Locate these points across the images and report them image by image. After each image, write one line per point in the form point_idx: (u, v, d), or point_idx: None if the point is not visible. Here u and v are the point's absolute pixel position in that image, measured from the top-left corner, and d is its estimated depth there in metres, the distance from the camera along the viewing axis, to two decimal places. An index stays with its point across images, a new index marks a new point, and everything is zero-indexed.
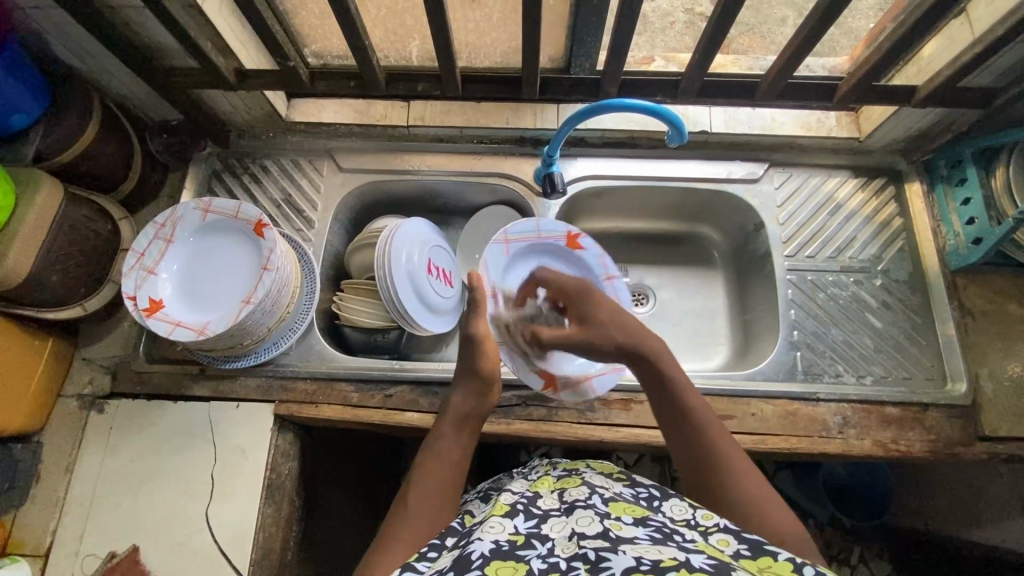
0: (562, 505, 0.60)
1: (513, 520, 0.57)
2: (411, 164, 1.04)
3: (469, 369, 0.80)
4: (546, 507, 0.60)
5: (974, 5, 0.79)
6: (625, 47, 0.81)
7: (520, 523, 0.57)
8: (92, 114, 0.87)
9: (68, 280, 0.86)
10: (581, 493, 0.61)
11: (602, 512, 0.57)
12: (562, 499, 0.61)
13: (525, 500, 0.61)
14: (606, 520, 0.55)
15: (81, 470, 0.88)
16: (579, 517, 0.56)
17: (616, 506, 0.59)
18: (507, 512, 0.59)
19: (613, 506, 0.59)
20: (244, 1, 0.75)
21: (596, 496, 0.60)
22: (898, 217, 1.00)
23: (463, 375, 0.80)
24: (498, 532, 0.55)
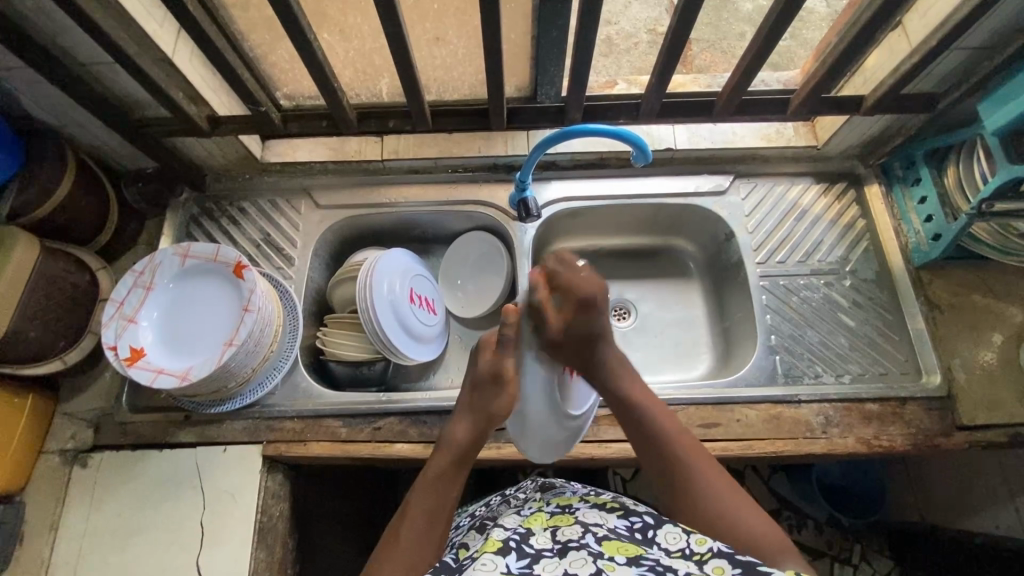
0: (555, 545, 0.61)
1: (505, 558, 0.58)
2: (387, 197, 1.06)
3: (484, 411, 0.76)
4: (539, 546, 0.61)
5: (909, 18, 0.83)
6: (585, 76, 0.85)
7: (512, 562, 0.58)
8: (67, 165, 0.88)
9: (47, 333, 0.85)
10: (573, 532, 0.63)
11: (594, 552, 0.59)
12: (554, 539, 0.62)
13: (517, 537, 0.63)
14: (599, 560, 0.57)
15: (66, 528, 0.87)
16: (572, 559, 0.58)
17: (609, 544, 0.61)
18: (499, 549, 0.60)
19: (607, 546, 0.60)
20: (212, 54, 0.77)
21: (589, 535, 0.62)
22: (860, 219, 1.04)
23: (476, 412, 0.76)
24: (490, 569, 0.56)
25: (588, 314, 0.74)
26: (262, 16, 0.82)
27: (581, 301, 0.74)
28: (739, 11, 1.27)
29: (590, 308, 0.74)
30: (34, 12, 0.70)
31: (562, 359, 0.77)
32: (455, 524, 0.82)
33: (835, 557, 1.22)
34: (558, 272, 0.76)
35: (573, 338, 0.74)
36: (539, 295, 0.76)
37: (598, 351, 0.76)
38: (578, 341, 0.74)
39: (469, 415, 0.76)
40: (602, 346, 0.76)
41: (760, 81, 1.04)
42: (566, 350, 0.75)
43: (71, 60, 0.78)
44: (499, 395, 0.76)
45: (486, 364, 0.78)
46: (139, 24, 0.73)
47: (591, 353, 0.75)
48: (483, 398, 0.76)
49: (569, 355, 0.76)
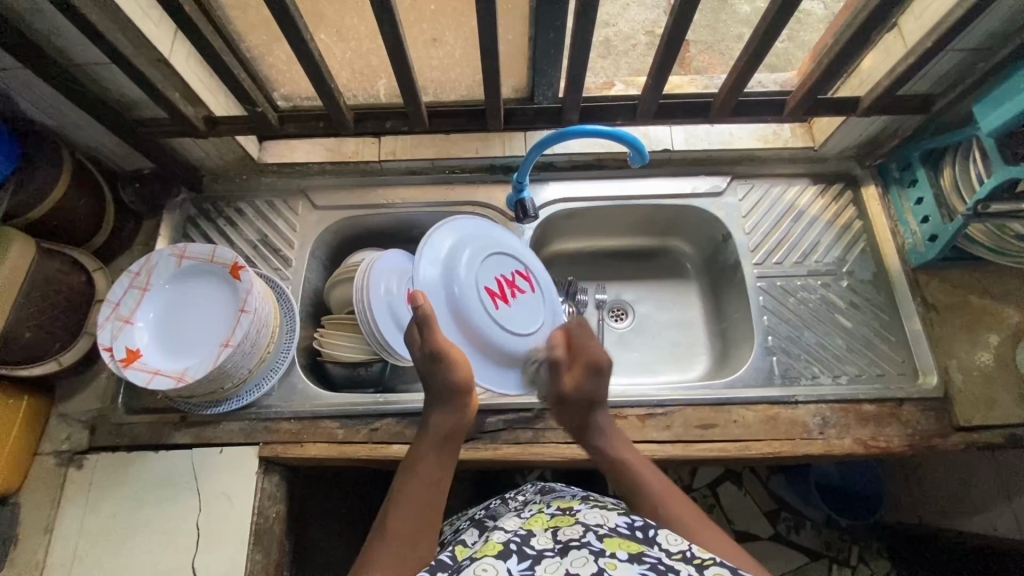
0: (556, 545, 0.61)
1: (506, 561, 0.58)
2: (385, 198, 1.06)
3: (449, 388, 0.75)
4: (540, 546, 0.61)
5: (904, 20, 0.84)
6: (581, 78, 0.85)
7: (513, 565, 0.58)
8: (64, 165, 0.88)
9: (42, 334, 0.85)
10: (574, 532, 0.63)
11: (596, 550, 0.58)
12: (555, 539, 0.62)
13: (518, 539, 0.62)
14: (601, 558, 0.57)
15: (61, 530, 0.86)
16: (573, 557, 0.57)
17: (610, 542, 0.60)
18: (500, 553, 0.60)
19: (608, 543, 0.60)
20: (209, 55, 0.77)
21: (590, 534, 0.62)
22: (857, 220, 1.05)
23: (443, 394, 0.76)
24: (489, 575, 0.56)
25: (596, 380, 0.79)
26: (259, 17, 0.82)
27: (588, 366, 0.79)
28: (736, 13, 1.27)
29: (599, 376, 0.79)
30: (31, 13, 0.70)
31: (564, 417, 0.82)
32: (454, 528, 0.81)
33: (834, 559, 1.23)
34: (577, 333, 0.83)
35: (578, 398, 0.80)
36: (555, 349, 0.83)
37: (595, 418, 0.80)
38: (583, 404, 0.80)
39: (440, 399, 0.76)
40: (598, 414, 0.80)
41: (757, 83, 1.04)
42: (566, 407, 0.81)
43: (68, 61, 0.78)
44: (450, 368, 0.74)
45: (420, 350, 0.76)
46: (136, 25, 0.73)
47: (587, 416, 0.80)
48: (438, 380, 0.75)
49: (569, 414, 0.81)
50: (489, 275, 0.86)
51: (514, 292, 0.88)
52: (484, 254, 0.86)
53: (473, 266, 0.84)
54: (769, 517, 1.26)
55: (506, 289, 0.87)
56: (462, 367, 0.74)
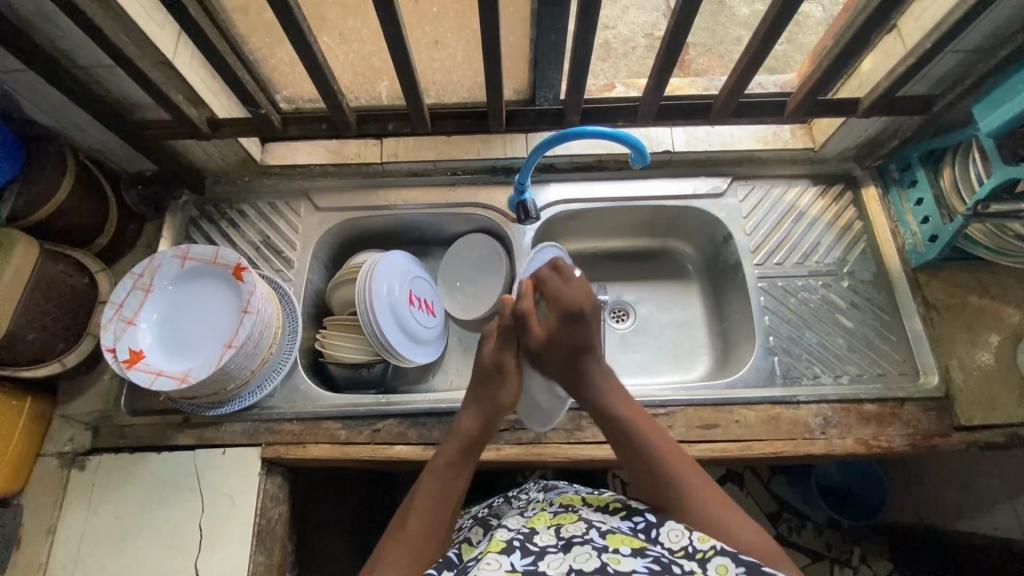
0: (559, 542, 0.61)
1: (509, 557, 0.58)
2: (387, 199, 1.07)
3: (489, 398, 0.78)
4: (543, 543, 0.61)
5: (904, 21, 0.84)
6: (582, 80, 0.85)
7: (517, 561, 0.58)
8: (67, 167, 0.88)
9: (46, 335, 0.85)
10: (577, 529, 0.63)
11: (599, 546, 0.59)
12: (558, 536, 0.62)
13: (521, 536, 0.62)
14: (604, 554, 0.58)
15: (64, 531, 0.86)
16: (577, 553, 0.58)
17: (613, 538, 0.61)
18: (503, 549, 0.60)
19: (611, 539, 0.61)
20: (213, 57, 0.78)
21: (593, 531, 0.63)
22: (857, 221, 1.05)
23: (480, 401, 0.78)
24: (495, 568, 0.56)
25: (574, 325, 0.79)
26: (261, 19, 0.82)
27: (565, 313, 0.78)
28: (736, 15, 1.28)
29: (575, 319, 0.79)
30: (37, 15, 0.71)
31: (548, 369, 0.81)
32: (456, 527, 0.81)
33: (836, 560, 1.21)
34: (548, 285, 0.81)
35: (558, 348, 0.79)
36: (525, 302, 0.79)
37: (586, 367, 0.78)
38: (563, 352, 0.79)
39: (477, 404, 0.78)
40: (589, 362, 0.79)
41: (757, 84, 1.05)
42: (548, 360, 0.80)
43: (72, 63, 0.79)
44: (507, 383, 0.78)
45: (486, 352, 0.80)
46: (139, 27, 0.73)
47: (573, 365, 0.79)
48: (489, 384, 0.78)
49: (557, 367, 0.80)
50: None
51: None
52: None
53: None
54: (771, 518, 1.25)
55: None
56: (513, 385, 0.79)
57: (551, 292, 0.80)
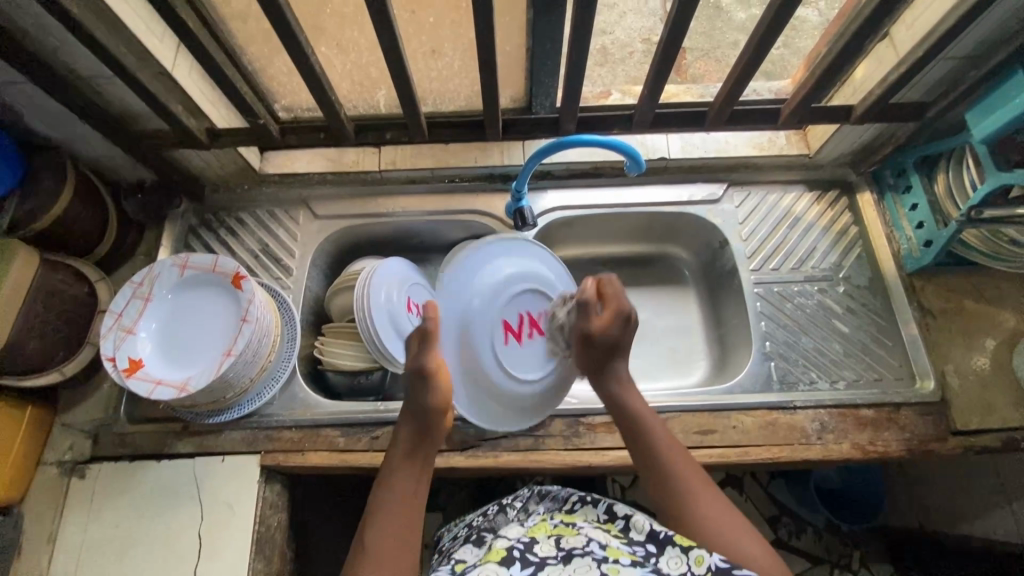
0: (559, 552, 0.62)
1: (509, 568, 0.59)
2: (385, 206, 1.07)
3: (418, 406, 0.72)
4: (543, 554, 0.62)
5: (896, 29, 0.85)
6: (578, 89, 0.86)
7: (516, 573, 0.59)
8: (67, 177, 0.89)
9: (46, 345, 0.86)
10: (577, 541, 0.63)
11: (599, 557, 0.60)
12: (558, 546, 0.62)
13: (521, 546, 0.63)
14: (603, 565, 0.58)
15: (65, 539, 0.87)
16: (577, 565, 0.59)
17: (613, 549, 0.62)
18: (503, 560, 0.61)
19: (611, 551, 0.61)
20: (212, 69, 0.79)
21: (593, 542, 0.63)
22: (853, 226, 1.06)
23: (412, 411, 0.73)
24: None
25: (628, 325, 0.77)
26: (260, 31, 0.83)
27: (623, 312, 0.77)
28: (732, 21, 1.29)
29: (629, 323, 0.78)
30: (37, 28, 0.72)
31: (586, 360, 0.79)
32: (453, 535, 0.82)
33: (837, 564, 1.23)
34: (608, 281, 0.82)
35: (606, 340, 0.77)
36: (588, 292, 0.80)
37: (614, 364, 0.78)
38: (608, 346, 0.77)
39: (409, 415, 0.73)
40: (618, 359, 0.78)
41: (752, 91, 1.05)
42: (591, 351, 0.78)
43: (72, 75, 0.79)
44: (432, 387, 0.72)
45: (410, 361, 0.75)
46: (139, 40, 0.74)
47: (608, 364, 0.78)
48: (415, 396, 0.73)
49: (590, 358, 0.78)
50: (511, 311, 0.83)
51: (530, 334, 0.84)
52: (519, 287, 0.83)
53: (496, 297, 0.81)
54: (770, 522, 1.26)
55: (525, 328, 0.83)
56: (445, 390, 0.73)
57: (612, 290, 0.79)
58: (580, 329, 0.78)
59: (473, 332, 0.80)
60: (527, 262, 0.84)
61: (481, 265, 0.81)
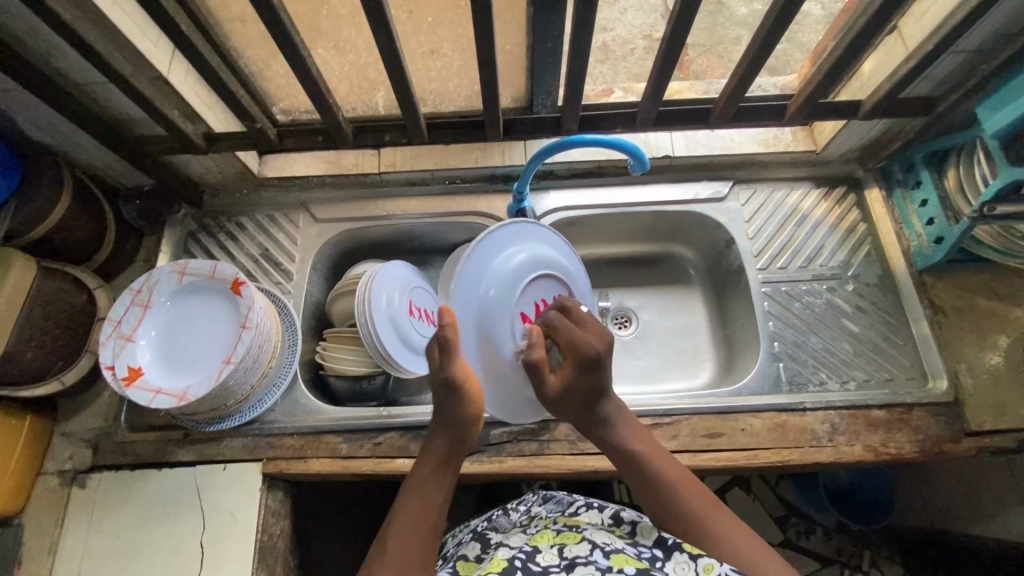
0: (562, 562, 0.61)
1: None
2: (385, 209, 1.06)
3: (452, 418, 0.69)
4: (546, 564, 0.61)
5: (904, 22, 0.83)
6: (580, 87, 0.85)
7: None
8: (64, 184, 0.88)
9: (44, 354, 0.85)
10: (581, 549, 0.62)
11: (602, 567, 0.59)
12: (561, 556, 0.61)
13: (522, 555, 0.62)
14: None
15: (65, 548, 0.86)
16: None
17: (617, 557, 0.60)
18: (504, 569, 0.59)
19: (615, 559, 0.60)
20: (209, 72, 0.78)
21: (597, 551, 0.62)
22: (861, 223, 1.04)
23: (444, 422, 0.70)
24: None
25: (594, 371, 0.70)
26: (256, 33, 0.82)
27: (580, 361, 0.70)
28: (735, 15, 1.27)
29: (592, 368, 0.70)
30: (30, 35, 0.71)
31: (563, 415, 0.73)
32: (456, 541, 0.80)
33: (847, 564, 1.21)
34: (558, 330, 0.74)
35: (575, 394, 0.71)
36: (538, 350, 0.71)
37: (599, 408, 0.72)
38: (580, 399, 0.71)
39: (442, 427, 0.70)
40: (602, 404, 0.72)
41: (757, 87, 1.04)
42: (563, 409, 0.72)
43: (67, 81, 0.78)
44: (465, 401, 0.69)
45: (434, 371, 0.70)
46: (133, 45, 0.73)
47: (593, 412, 0.72)
48: (447, 407, 0.69)
49: (567, 411, 0.72)
50: (527, 301, 0.82)
51: None
52: (529, 275, 0.82)
53: (509, 287, 0.80)
54: (779, 523, 1.24)
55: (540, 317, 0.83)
56: (477, 401, 0.69)
57: (564, 334, 0.73)
58: (544, 396, 0.71)
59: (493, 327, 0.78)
60: (533, 246, 0.84)
61: (489, 254, 0.80)
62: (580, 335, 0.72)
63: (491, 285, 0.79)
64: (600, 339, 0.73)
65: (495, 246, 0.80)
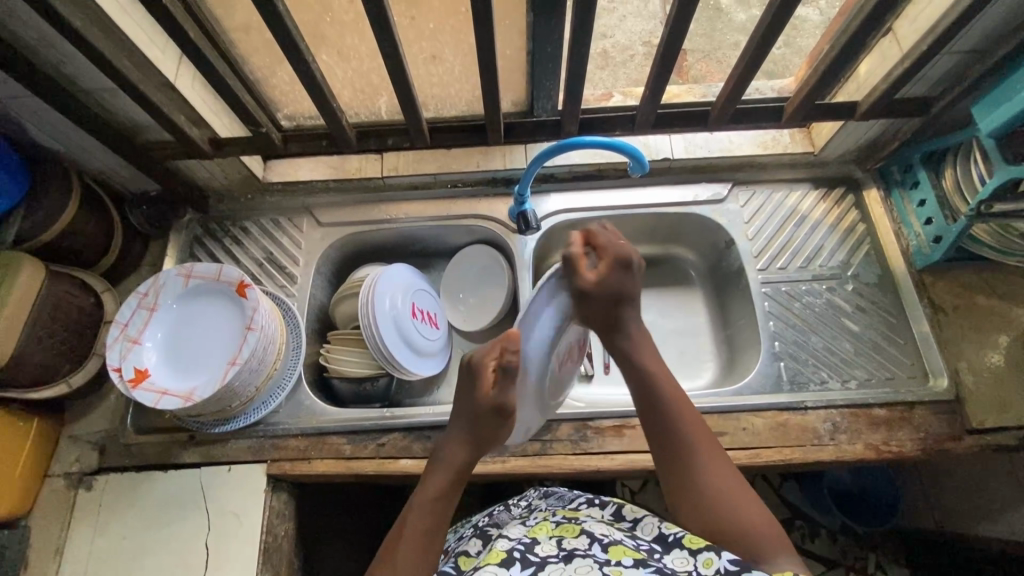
0: (561, 552, 0.62)
1: (510, 570, 0.59)
2: (388, 213, 1.07)
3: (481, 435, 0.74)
4: (544, 554, 0.62)
5: (899, 24, 0.84)
6: (579, 91, 0.86)
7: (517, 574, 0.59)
8: (72, 190, 0.89)
9: (52, 356, 0.86)
10: (579, 541, 0.63)
11: (601, 560, 0.60)
12: (560, 546, 0.63)
13: (521, 547, 0.63)
14: (605, 567, 0.59)
15: (71, 551, 0.86)
16: (579, 567, 0.59)
17: (615, 549, 0.61)
18: (503, 561, 0.61)
19: (613, 551, 0.61)
20: (215, 79, 0.79)
21: (595, 543, 0.63)
22: (860, 223, 1.05)
23: (468, 436, 0.74)
24: None
25: (625, 277, 0.74)
26: (260, 40, 0.83)
27: (616, 264, 0.73)
28: (732, 21, 1.29)
29: (626, 270, 0.74)
30: (40, 43, 0.72)
31: (584, 320, 0.75)
32: (459, 535, 0.82)
33: (852, 567, 1.20)
34: (600, 234, 0.76)
35: (603, 297, 0.73)
36: (578, 248, 0.74)
37: (622, 316, 0.75)
38: (608, 302, 0.73)
39: (466, 440, 0.74)
40: (625, 309, 0.75)
41: (754, 90, 1.05)
42: (592, 303, 0.73)
43: (77, 88, 0.80)
44: (501, 424, 0.73)
45: (485, 396, 0.72)
46: (141, 52, 0.75)
47: (615, 316, 0.74)
48: (481, 427, 0.73)
49: (594, 309, 0.74)
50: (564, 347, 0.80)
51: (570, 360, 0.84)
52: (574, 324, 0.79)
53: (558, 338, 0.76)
54: (783, 525, 1.24)
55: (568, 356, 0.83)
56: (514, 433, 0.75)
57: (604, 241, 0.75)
58: (575, 287, 0.72)
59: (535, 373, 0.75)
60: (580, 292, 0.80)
61: (549, 305, 0.73)
62: (622, 245, 0.75)
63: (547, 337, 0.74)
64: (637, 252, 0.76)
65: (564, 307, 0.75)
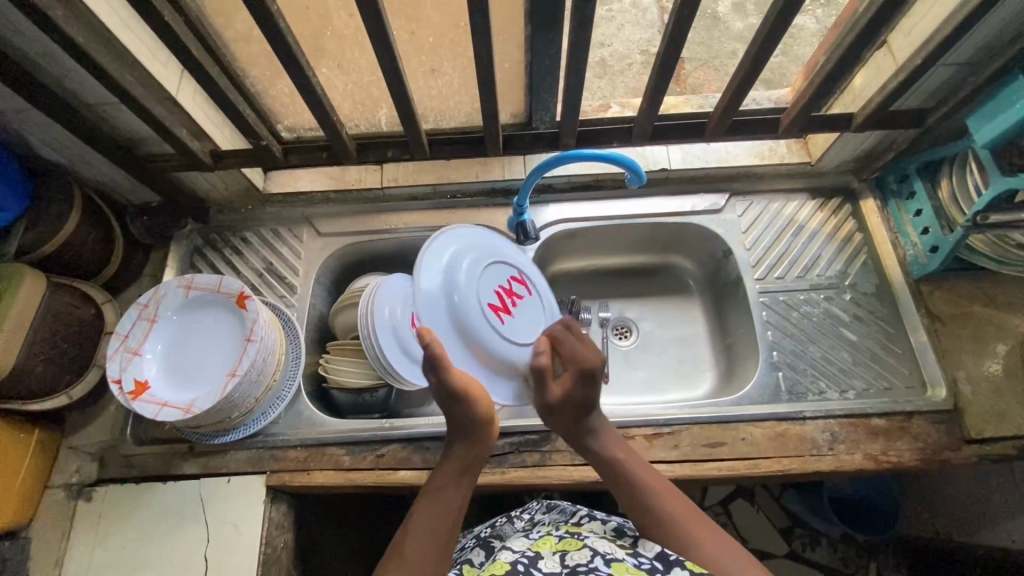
0: (563, 569, 0.62)
1: None
2: (388, 223, 1.08)
3: (462, 421, 0.74)
4: (547, 570, 0.62)
5: (894, 37, 0.85)
6: (578, 103, 0.87)
7: None
8: (74, 201, 0.90)
9: (53, 368, 0.86)
10: (582, 556, 0.63)
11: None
12: (563, 563, 0.62)
13: (525, 560, 0.63)
14: None
15: (71, 563, 0.86)
16: None
17: (617, 566, 0.62)
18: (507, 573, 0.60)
19: (615, 567, 0.61)
20: (217, 92, 0.80)
21: (598, 558, 0.63)
22: (857, 233, 1.05)
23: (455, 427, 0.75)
24: None
25: (591, 386, 0.76)
26: (261, 53, 0.84)
27: (580, 374, 0.75)
28: (730, 31, 1.30)
29: (591, 380, 0.76)
30: (43, 59, 0.73)
31: (553, 424, 0.79)
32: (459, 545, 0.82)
33: None
34: (565, 344, 0.79)
35: (569, 405, 0.76)
36: (544, 357, 0.76)
37: (589, 421, 0.77)
38: (574, 411, 0.77)
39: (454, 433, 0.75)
40: (590, 417, 0.77)
41: (751, 101, 1.06)
42: (558, 414, 0.77)
43: (79, 101, 0.81)
44: (473, 403, 0.73)
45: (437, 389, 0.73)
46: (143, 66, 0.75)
47: (583, 423, 0.77)
48: (458, 414, 0.74)
49: (562, 419, 0.77)
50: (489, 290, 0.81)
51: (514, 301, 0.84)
52: (483, 263, 0.82)
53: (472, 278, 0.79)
54: (783, 534, 1.24)
55: (507, 300, 0.82)
56: (483, 400, 0.73)
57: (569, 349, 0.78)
58: (543, 399, 0.77)
59: (466, 323, 0.76)
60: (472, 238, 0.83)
61: (438, 251, 0.78)
62: (586, 352, 0.77)
63: (454, 281, 0.77)
64: (600, 355, 0.77)
65: (448, 241, 0.80)
